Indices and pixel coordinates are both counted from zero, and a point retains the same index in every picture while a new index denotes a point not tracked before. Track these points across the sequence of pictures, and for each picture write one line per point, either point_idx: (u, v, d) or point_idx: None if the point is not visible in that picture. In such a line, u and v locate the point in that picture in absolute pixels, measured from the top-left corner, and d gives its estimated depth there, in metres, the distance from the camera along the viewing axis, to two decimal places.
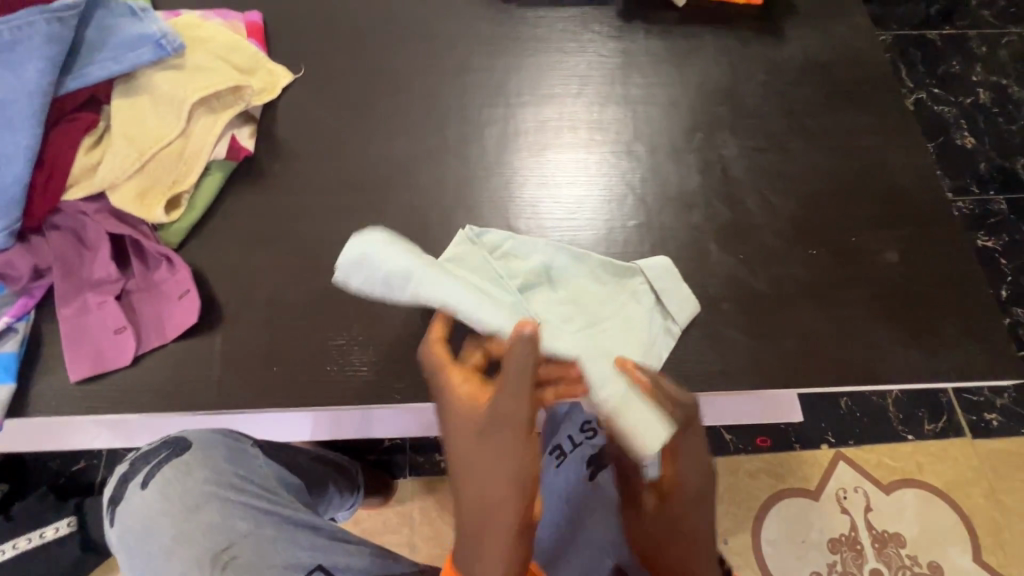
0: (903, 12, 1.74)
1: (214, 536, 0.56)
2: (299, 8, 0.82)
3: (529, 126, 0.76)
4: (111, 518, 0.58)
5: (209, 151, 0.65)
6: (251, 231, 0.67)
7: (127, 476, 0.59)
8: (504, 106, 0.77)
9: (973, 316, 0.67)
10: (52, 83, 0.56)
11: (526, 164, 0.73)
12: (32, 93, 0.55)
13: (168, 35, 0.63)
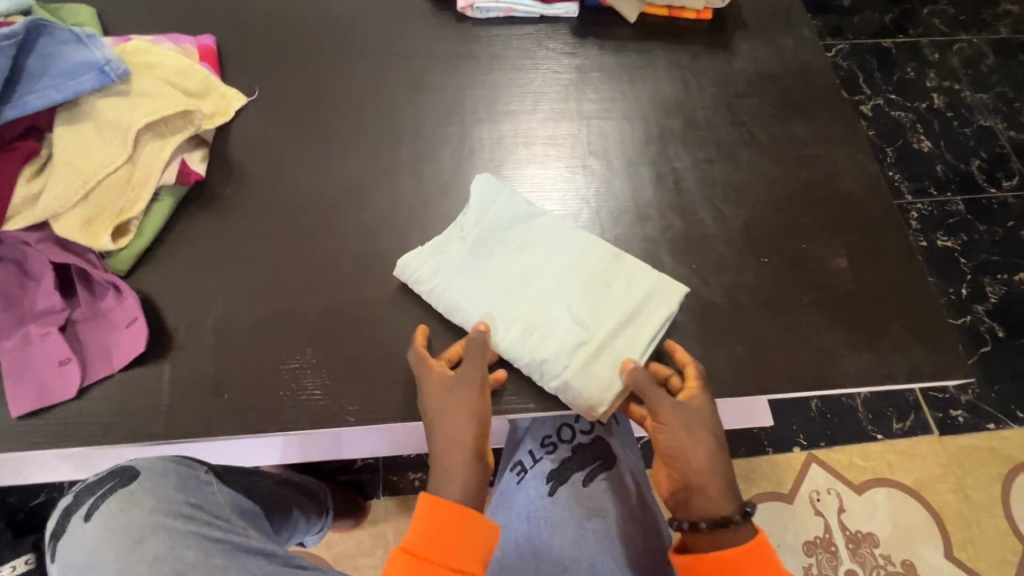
0: (858, 22, 1.80)
1: (159, 569, 0.52)
2: (255, 32, 0.83)
3: (485, 142, 0.76)
4: (53, 554, 0.55)
5: (158, 176, 0.64)
6: (202, 257, 0.66)
7: (71, 509, 0.56)
8: (459, 124, 0.77)
9: (921, 318, 0.69)
10: None
11: None
12: None
13: (112, 61, 0.62)
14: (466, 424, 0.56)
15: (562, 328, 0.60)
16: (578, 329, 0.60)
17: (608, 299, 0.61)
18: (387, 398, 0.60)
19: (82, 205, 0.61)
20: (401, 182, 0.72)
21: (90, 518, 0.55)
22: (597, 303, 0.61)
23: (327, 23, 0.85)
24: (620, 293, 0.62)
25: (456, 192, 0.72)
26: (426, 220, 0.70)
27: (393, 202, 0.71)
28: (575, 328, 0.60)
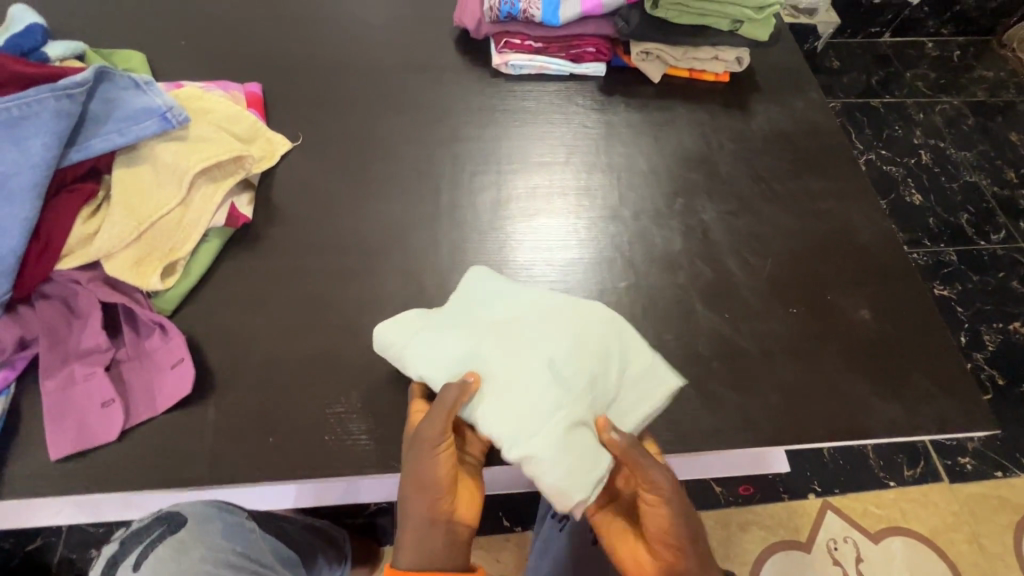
0: (847, 83, 1.92)
1: None
2: (299, 81, 0.86)
3: (521, 196, 0.79)
4: None
5: (208, 219, 0.66)
6: (246, 297, 0.67)
7: (116, 557, 0.56)
8: (496, 174, 0.80)
9: (945, 369, 0.71)
10: (55, 157, 0.57)
11: (518, 230, 0.76)
12: (36, 166, 0.56)
13: (173, 108, 0.65)
14: (421, 485, 0.53)
15: (540, 388, 0.54)
16: (557, 390, 0.54)
17: (596, 361, 0.57)
18: None
19: (136, 245, 0.62)
20: (441, 228, 0.74)
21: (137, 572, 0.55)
22: (581, 369, 0.56)
23: (367, 74, 0.89)
24: (604, 368, 0.57)
25: (494, 239, 0.75)
26: (466, 265, 0.72)
27: (433, 248, 0.73)
28: (557, 388, 0.54)
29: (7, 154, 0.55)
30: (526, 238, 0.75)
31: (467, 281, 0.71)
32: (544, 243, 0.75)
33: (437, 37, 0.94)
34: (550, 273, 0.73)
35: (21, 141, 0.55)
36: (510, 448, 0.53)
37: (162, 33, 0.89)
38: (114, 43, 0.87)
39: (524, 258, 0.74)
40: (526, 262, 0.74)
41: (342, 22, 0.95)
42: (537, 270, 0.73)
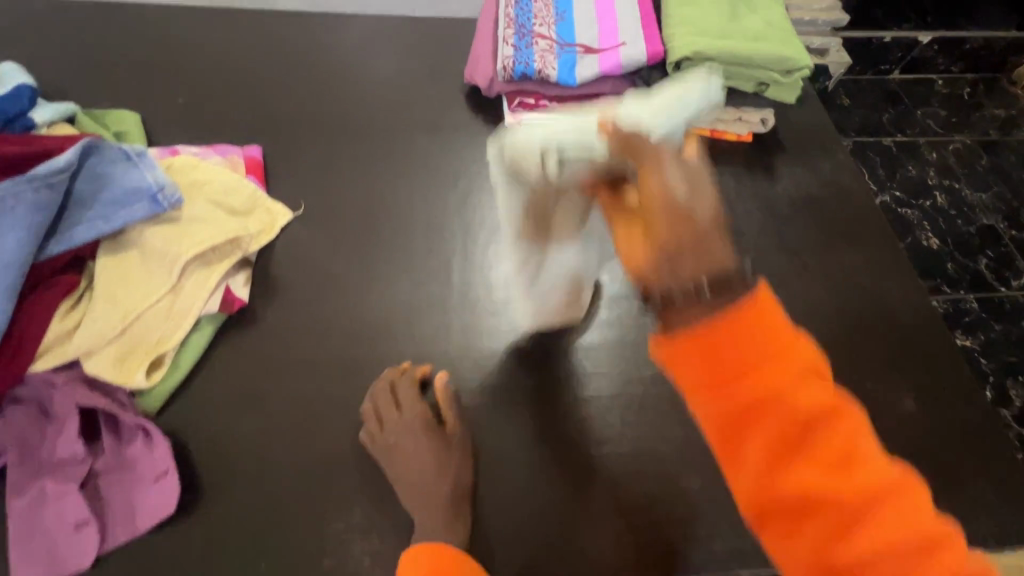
0: (857, 122, 1.89)
1: None
2: (302, 142, 0.82)
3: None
4: None
5: (200, 307, 0.60)
6: (240, 393, 0.61)
7: None
8: None
9: (999, 467, 0.66)
10: (31, 253, 0.52)
11: None
12: (9, 265, 0.51)
13: (165, 188, 0.60)
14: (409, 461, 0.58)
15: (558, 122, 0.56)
16: (571, 123, 0.55)
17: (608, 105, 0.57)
18: None
19: (119, 340, 0.57)
20: (452, 309, 0.69)
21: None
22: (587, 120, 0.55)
23: (374, 134, 0.84)
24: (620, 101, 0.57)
25: (509, 320, 0.69)
26: (480, 352, 0.67)
27: (444, 331, 0.68)
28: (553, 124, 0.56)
29: None
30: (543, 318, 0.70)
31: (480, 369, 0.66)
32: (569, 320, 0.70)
33: (447, 94, 0.90)
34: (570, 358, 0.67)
35: None
36: (518, 150, 0.57)
37: (158, 92, 0.85)
38: (109, 104, 0.83)
39: (541, 341, 0.68)
40: (544, 346, 0.68)
41: (347, 77, 0.90)
42: (557, 354, 0.67)
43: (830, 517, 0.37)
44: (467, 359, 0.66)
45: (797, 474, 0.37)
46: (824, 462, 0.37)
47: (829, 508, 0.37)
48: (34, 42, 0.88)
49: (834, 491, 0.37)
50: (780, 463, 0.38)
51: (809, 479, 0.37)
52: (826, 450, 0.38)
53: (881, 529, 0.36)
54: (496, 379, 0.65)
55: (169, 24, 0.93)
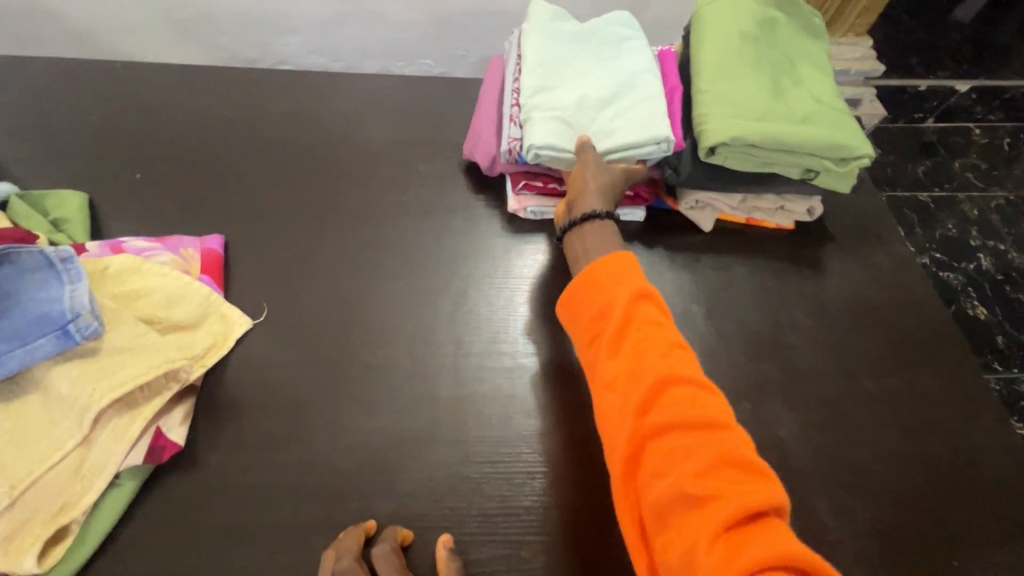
0: (890, 174, 1.77)
1: None
2: (274, 227, 0.71)
3: (551, 398, 0.61)
4: None
5: (118, 462, 0.48)
6: (163, 568, 0.49)
7: None
8: (510, 362, 0.63)
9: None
10: None
11: (538, 447, 0.58)
12: None
13: (81, 316, 0.48)
14: None
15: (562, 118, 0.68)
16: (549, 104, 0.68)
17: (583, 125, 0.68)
18: None
19: (7, 513, 0.45)
20: (436, 451, 0.57)
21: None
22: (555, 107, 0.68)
23: (357, 217, 0.73)
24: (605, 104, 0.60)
25: (507, 463, 0.57)
26: (469, 510, 0.54)
27: (425, 479, 0.55)
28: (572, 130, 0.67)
29: None
30: (549, 461, 0.57)
31: (469, 536, 0.53)
32: (580, 465, 0.57)
33: (443, 171, 0.79)
34: (584, 517, 0.54)
35: None
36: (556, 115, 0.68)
37: (113, 166, 0.74)
38: (59, 178, 0.73)
39: (547, 493, 0.55)
40: (551, 500, 0.55)
41: (330, 149, 0.80)
42: (567, 513, 0.54)
43: (699, 485, 0.41)
44: (455, 523, 0.53)
45: (656, 419, 0.45)
46: (711, 520, 0.39)
47: (661, 387, 0.46)
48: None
49: (699, 524, 0.39)
50: (639, 413, 0.46)
51: (661, 478, 0.43)
52: (649, 347, 0.49)
53: (674, 410, 0.45)
54: (489, 553, 0.52)
55: (135, 85, 0.83)
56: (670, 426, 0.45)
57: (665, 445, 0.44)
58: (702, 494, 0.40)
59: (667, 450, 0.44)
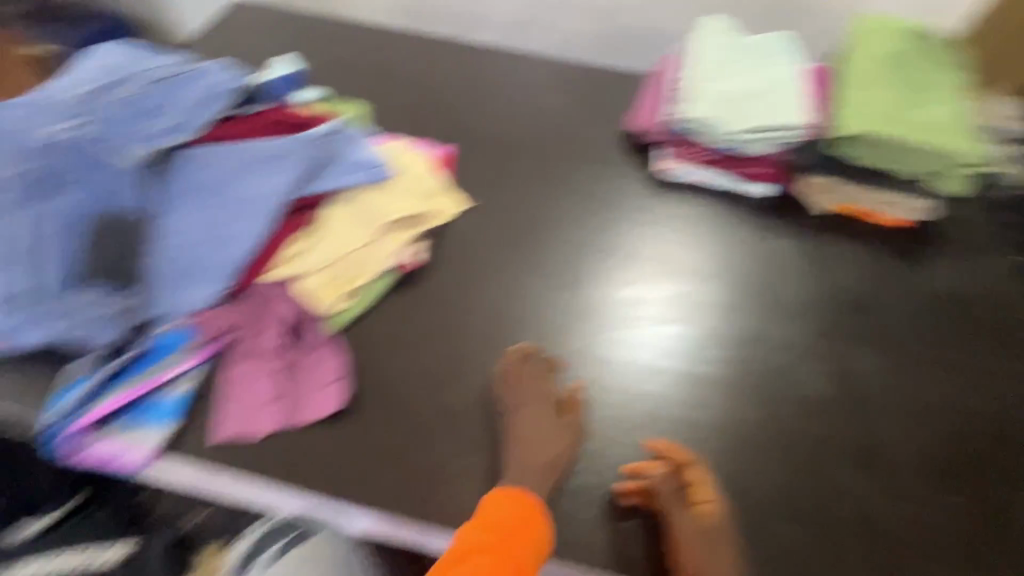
0: None
1: None
2: (484, 149, 0.96)
3: (644, 297, 0.80)
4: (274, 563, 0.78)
5: (386, 259, 0.75)
6: (399, 335, 0.74)
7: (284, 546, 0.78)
8: (618, 265, 0.83)
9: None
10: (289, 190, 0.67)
11: (625, 324, 0.77)
12: (273, 195, 0.66)
13: (382, 163, 0.74)
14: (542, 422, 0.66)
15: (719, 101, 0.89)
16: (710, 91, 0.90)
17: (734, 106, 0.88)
18: None
19: (326, 270, 0.72)
20: (560, 307, 0.78)
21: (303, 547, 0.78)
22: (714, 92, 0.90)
23: (543, 153, 0.97)
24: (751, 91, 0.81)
25: (602, 327, 0.77)
26: (571, 347, 0.75)
27: (554, 324, 0.77)
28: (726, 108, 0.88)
29: (259, 182, 0.66)
30: (631, 335, 0.76)
31: (599, 377, 0.72)
32: (656, 343, 0.76)
33: (609, 134, 1.00)
34: (647, 377, 0.73)
35: (268, 174, 0.66)
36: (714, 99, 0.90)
37: (376, 90, 1.04)
38: (343, 92, 1.04)
39: (626, 354, 0.74)
40: (628, 358, 0.74)
41: (525, 103, 1.04)
42: (637, 369, 0.73)
43: None
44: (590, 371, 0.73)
45: None
46: None
47: None
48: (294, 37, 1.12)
49: None
50: None
51: None
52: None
53: None
54: (577, 374, 0.73)
55: (394, 37, 1.13)
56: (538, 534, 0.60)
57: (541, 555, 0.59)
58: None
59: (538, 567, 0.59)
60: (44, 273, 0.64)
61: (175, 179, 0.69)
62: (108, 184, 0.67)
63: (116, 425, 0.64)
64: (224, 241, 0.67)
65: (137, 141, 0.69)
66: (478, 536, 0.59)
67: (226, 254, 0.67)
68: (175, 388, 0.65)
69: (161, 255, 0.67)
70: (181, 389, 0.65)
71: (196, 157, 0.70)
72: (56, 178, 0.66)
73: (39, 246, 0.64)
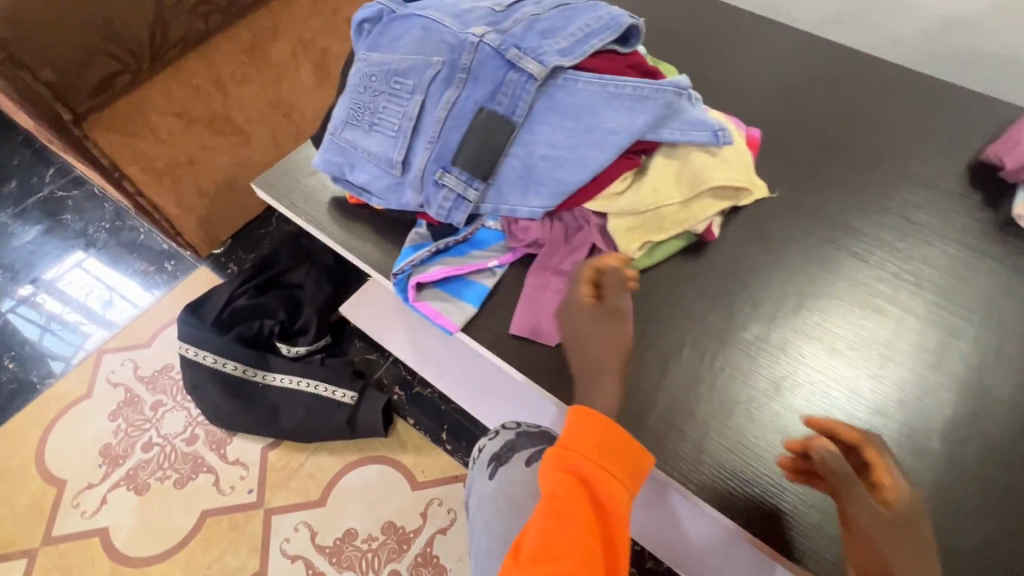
0: None
1: None
2: (796, 140, 0.90)
3: (853, 310, 0.74)
4: (493, 471, 0.79)
5: (694, 223, 0.74)
6: (679, 299, 0.76)
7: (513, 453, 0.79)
8: (848, 274, 0.77)
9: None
10: (641, 133, 0.70)
11: (815, 326, 0.73)
12: (628, 134, 0.69)
13: (725, 130, 0.72)
14: (605, 349, 0.68)
15: None
16: None
17: None
18: (771, 520, 0.63)
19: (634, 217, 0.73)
20: (784, 297, 0.75)
21: (532, 466, 0.77)
22: None
23: (863, 159, 0.88)
24: None
25: (790, 319, 0.73)
26: (756, 328, 0.73)
27: (779, 316, 0.74)
28: None
29: (621, 119, 0.70)
30: (817, 338, 0.72)
31: (886, 423, 0.66)
32: (840, 357, 0.70)
33: (949, 157, 0.87)
34: (817, 384, 0.69)
35: (630, 114, 0.70)
36: None
37: (692, 55, 1.02)
38: (658, 49, 1.04)
39: (804, 353, 0.71)
40: (804, 358, 0.71)
41: (852, 102, 0.94)
42: (809, 371, 0.70)
43: None
44: (877, 413, 0.67)
45: None
46: None
47: None
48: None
49: None
50: None
51: None
52: None
53: None
54: (743, 349, 0.72)
55: (717, 3, 1.08)
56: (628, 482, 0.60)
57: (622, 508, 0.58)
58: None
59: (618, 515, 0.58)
60: (422, 153, 0.72)
61: (551, 95, 0.70)
62: (496, 84, 0.69)
63: (432, 293, 0.76)
64: (571, 164, 0.70)
65: (532, 49, 0.69)
66: (576, 456, 0.59)
67: (566, 175, 0.70)
68: (483, 277, 0.77)
69: (515, 163, 0.71)
70: (487, 279, 0.77)
71: (570, 81, 0.70)
72: (455, 69, 0.71)
73: (425, 127, 0.72)
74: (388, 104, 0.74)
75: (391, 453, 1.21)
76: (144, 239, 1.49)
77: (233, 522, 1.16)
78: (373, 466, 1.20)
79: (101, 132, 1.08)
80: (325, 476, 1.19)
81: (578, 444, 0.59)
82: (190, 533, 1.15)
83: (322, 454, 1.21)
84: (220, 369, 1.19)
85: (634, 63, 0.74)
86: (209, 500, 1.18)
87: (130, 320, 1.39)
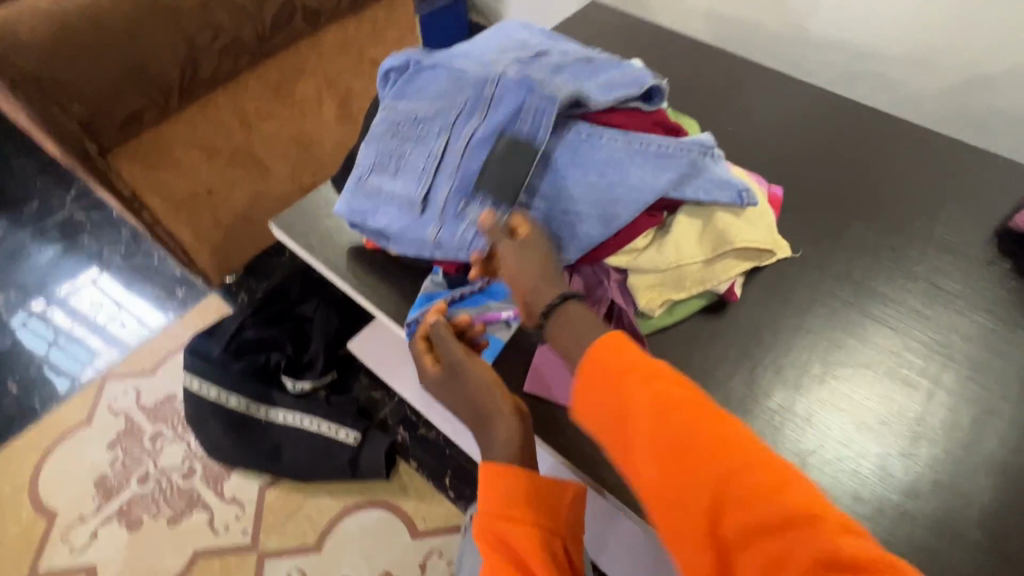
0: None
1: None
2: (816, 198, 0.89)
3: (884, 381, 0.71)
4: None
5: (714, 285, 0.73)
6: (699, 361, 0.73)
7: None
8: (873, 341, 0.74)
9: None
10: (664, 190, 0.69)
11: (835, 394, 0.70)
12: (650, 191, 0.68)
13: (750, 192, 0.70)
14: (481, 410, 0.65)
15: None
16: None
17: None
18: None
19: (654, 276, 0.73)
20: (807, 362, 0.73)
21: None
22: None
23: (885, 220, 0.86)
24: None
25: (812, 386, 0.71)
26: (778, 395, 0.71)
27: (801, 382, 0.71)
28: None
29: (643, 176, 0.68)
30: (837, 406, 0.69)
31: (919, 506, 0.63)
32: (867, 431, 0.67)
33: (975, 221, 0.85)
34: (840, 456, 0.66)
35: (653, 171, 0.69)
36: None
37: (710, 109, 1.03)
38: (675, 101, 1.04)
39: (824, 423, 0.68)
40: (826, 428, 0.68)
41: (874, 162, 0.93)
42: (831, 442, 0.67)
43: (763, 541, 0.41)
44: (904, 491, 0.64)
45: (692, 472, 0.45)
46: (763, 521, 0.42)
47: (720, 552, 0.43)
48: (640, 41, 1.15)
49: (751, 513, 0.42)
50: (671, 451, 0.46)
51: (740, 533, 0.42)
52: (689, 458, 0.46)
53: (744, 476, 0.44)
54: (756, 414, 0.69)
55: (735, 58, 1.09)
56: (551, 525, 0.58)
57: (541, 552, 0.55)
58: (772, 496, 0.42)
59: (537, 561, 0.55)
60: (443, 201, 0.72)
61: (575, 149, 0.70)
62: (516, 108, 0.70)
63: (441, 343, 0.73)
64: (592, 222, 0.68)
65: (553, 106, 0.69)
66: (492, 521, 0.57)
67: (585, 228, 0.68)
68: (497, 330, 0.74)
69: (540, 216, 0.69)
70: (502, 332, 0.74)
71: (593, 136, 0.70)
72: (481, 122, 0.71)
73: (447, 176, 0.72)
74: (413, 151, 0.74)
75: (391, 497, 1.18)
76: (157, 264, 1.49)
77: (225, 564, 1.12)
78: (372, 510, 1.16)
79: (123, 163, 1.09)
80: (322, 519, 1.15)
81: (500, 506, 0.57)
82: (179, 574, 1.11)
83: (321, 496, 1.18)
84: (223, 404, 1.18)
85: (659, 120, 0.74)
86: (202, 539, 1.14)
87: (136, 347, 1.38)
